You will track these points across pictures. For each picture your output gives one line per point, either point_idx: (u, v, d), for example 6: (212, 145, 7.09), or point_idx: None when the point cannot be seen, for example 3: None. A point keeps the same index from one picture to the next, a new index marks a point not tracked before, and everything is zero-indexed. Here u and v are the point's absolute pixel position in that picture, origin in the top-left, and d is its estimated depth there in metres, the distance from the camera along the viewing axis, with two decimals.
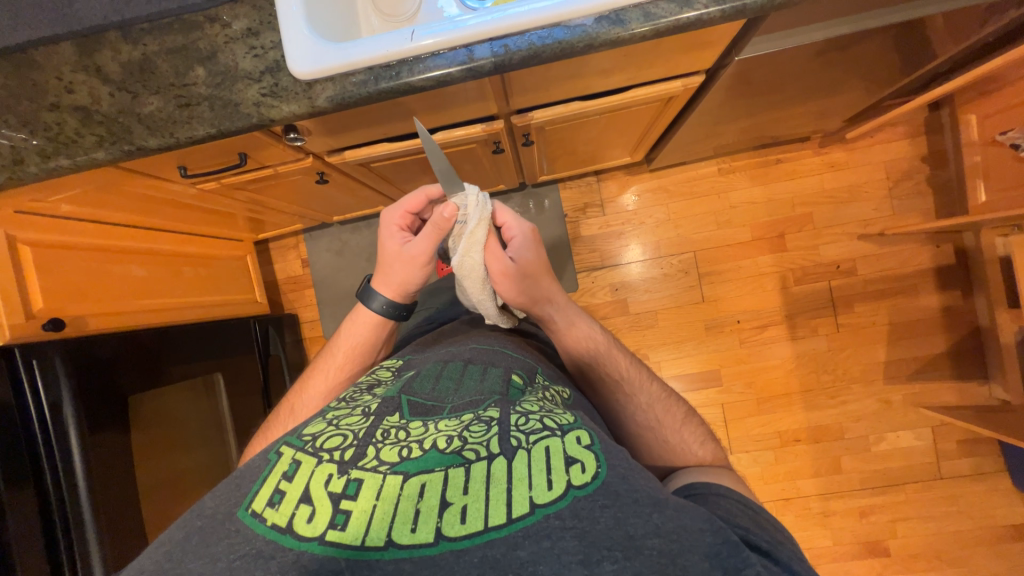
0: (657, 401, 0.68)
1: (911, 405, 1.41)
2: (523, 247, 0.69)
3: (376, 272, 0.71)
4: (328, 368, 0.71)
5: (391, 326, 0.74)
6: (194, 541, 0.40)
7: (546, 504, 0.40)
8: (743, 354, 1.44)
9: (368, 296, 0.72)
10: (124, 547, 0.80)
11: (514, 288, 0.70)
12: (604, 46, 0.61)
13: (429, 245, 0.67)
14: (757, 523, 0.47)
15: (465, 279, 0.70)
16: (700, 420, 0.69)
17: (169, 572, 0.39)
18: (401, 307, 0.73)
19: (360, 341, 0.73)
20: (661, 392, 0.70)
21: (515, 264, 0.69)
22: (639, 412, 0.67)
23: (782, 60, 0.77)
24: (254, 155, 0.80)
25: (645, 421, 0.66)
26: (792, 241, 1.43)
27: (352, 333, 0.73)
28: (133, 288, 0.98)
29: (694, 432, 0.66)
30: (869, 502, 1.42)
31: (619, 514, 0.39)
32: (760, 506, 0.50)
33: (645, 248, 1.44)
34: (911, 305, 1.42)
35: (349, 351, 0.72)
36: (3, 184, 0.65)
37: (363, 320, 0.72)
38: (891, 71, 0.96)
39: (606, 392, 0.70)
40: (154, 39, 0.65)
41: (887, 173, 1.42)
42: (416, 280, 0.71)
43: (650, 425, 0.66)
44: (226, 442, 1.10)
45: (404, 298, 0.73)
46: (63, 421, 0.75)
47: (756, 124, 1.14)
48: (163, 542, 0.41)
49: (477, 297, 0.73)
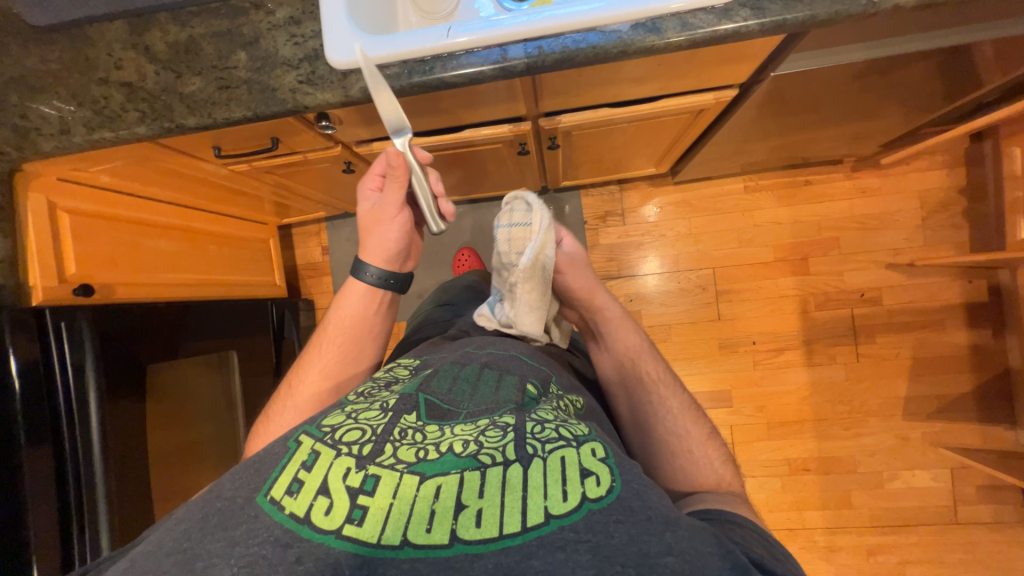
0: (686, 411, 0.68)
1: (930, 443, 1.36)
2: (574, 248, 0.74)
3: (361, 243, 0.72)
4: (321, 343, 0.72)
5: (382, 298, 0.74)
6: (214, 523, 0.41)
7: (561, 515, 0.39)
8: (757, 376, 1.40)
9: (358, 269, 0.73)
10: (130, 514, 0.82)
11: (580, 276, 0.74)
12: (638, 54, 0.61)
13: (400, 196, 0.67)
14: (772, 555, 0.45)
15: (526, 282, 0.69)
16: (722, 441, 0.67)
17: (188, 551, 0.39)
18: (392, 274, 0.73)
19: (351, 314, 0.73)
20: (690, 403, 0.70)
21: (576, 256, 0.73)
22: (665, 425, 0.67)
23: (821, 80, 0.75)
24: (286, 140, 0.82)
25: (672, 427, 0.66)
26: (816, 265, 1.40)
27: (341, 304, 0.74)
28: (159, 261, 1.02)
29: (717, 451, 0.65)
30: (878, 541, 1.37)
31: (634, 530, 0.39)
32: (776, 540, 0.49)
33: (662, 261, 1.43)
34: (937, 340, 1.37)
35: (341, 324, 0.73)
36: (52, 152, 0.69)
37: (354, 293, 0.73)
38: (932, 98, 0.93)
39: (639, 391, 0.71)
40: (201, 22, 0.67)
41: (921, 203, 1.37)
42: (394, 237, 0.71)
43: (677, 431, 0.66)
44: (235, 420, 1.12)
45: (394, 265, 0.73)
46: (84, 386, 0.77)
47: (787, 143, 1.12)
48: (182, 521, 0.42)
49: (535, 300, 0.71)
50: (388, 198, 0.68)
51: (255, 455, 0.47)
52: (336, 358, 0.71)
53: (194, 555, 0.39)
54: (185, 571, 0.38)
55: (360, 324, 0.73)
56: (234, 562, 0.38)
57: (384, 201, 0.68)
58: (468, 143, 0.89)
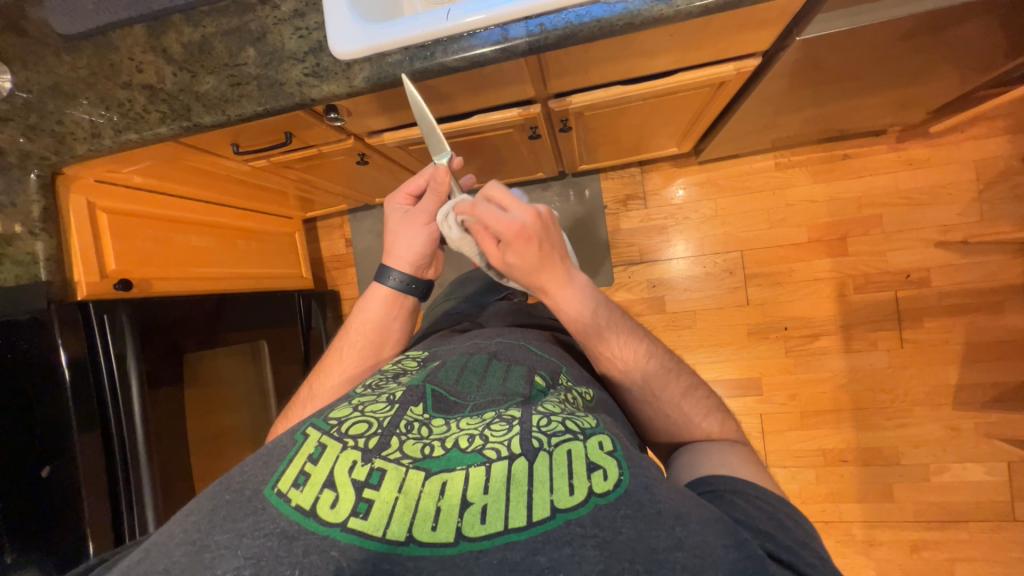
0: (658, 374, 0.63)
1: (983, 434, 1.26)
2: (517, 245, 0.56)
3: (386, 249, 0.73)
4: (341, 349, 0.72)
5: (405, 304, 0.74)
6: (222, 514, 0.42)
7: (567, 512, 0.39)
8: (789, 363, 1.34)
9: (382, 274, 0.73)
10: (172, 492, 0.88)
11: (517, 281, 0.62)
12: (646, 25, 0.58)
13: (433, 206, 0.69)
14: (778, 526, 0.43)
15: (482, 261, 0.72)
16: (709, 391, 0.65)
17: (199, 542, 0.41)
18: (417, 282, 0.74)
19: (372, 320, 0.73)
20: (665, 361, 0.65)
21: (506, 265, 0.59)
22: (635, 388, 0.64)
23: (855, 42, 0.69)
24: (299, 134, 0.83)
25: (640, 396, 0.63)
26: (854, 245, 1.31)
27: (363, 310, 0.74)
28: (192, 257, 1.07)
29: (697, 405, 0.63)
30: (922, 536, 1.29)
31: (642, 526, 0.38)
32: (780, 501, 0.47)
33: (688, 245, 1.38)
34: (994, 323, 1.26)
35: (364, 332, 0.72)
36: (86, 155, 0.74)
37: (377, 298, 0.73)
38: (991, 55, 0.84)
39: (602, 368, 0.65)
40: (212, 21, 0.69)
41: (977, 174, 1.25)
42: (423, 244, 0.72)
43: (647, 400, 0.63)
44: (267, 407, 1.17)
45: (417, 271, 0.74)
46: (126, 372, 0.83)
47: (823, 114, 1.04)
48: (193, 511, 0.44)
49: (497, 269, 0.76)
50: (422, 207, 0.70)
51: (265, 446, 0.48)
52: (358, 364, 0.70)
53: (203, 546, 0.40)
54: (196, 562, 0.39)
55: (379, 331, 0.73)
56: (242, 555, 0.39)
57: (418, 211, 0.71)
58: (477, 129, 0.88)
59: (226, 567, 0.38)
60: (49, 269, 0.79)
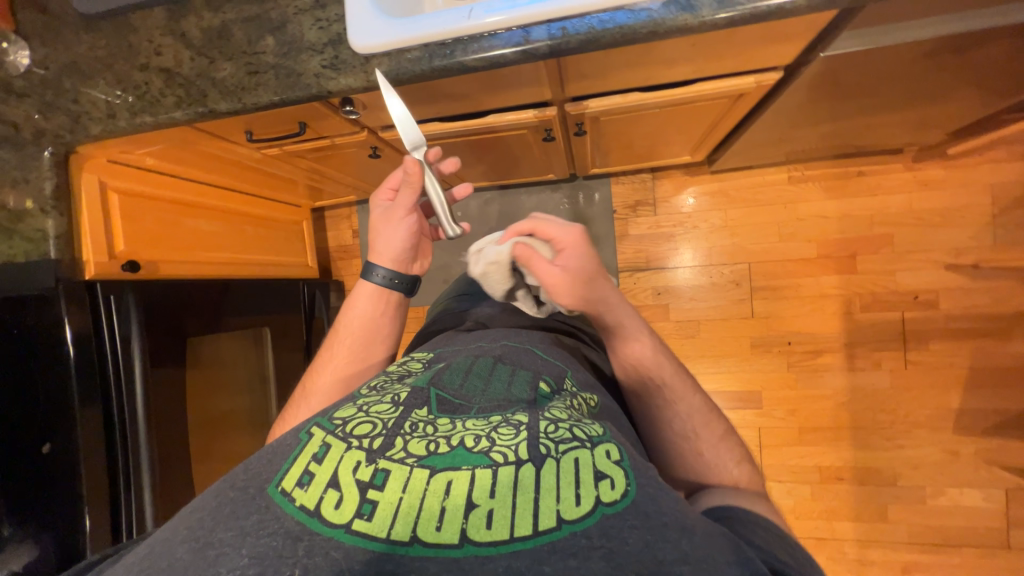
0: (699, 412, 0.66)
1: (983, 460, 1.26)
2: (572, 252, 0.66)
3: (371, 246, 0.74)
4: (332, 345, 0.72)
5: (393, 298, 0.75)
6: (225, 511, 0.42)
7: (574, 520, 0.39)
8: (791, 379, 1.33)
9: (369, 270, 0.74)
10: (170, 474, 0.88)
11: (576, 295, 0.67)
12: (670, 34, 0.58)
13: (410, 199, 0.69)
14: (792, 556, 0.43)
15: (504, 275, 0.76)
16: (740, 441, 0.66)
17: (201, 540, 0.40)
18: (400, 277, 0.74)
19: (361, 314, 0.73)
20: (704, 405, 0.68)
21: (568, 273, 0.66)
22: (676, 419, 0.66)
23: (881, 60, 0.68)
24: (313, 124, 0.83)
25: (681, 430, 0.65)
26: (863, 263, 1.30)
27: (352, 306, 0.74)
28: (200, 241, 1.07)
29: (731, 450, 0.64)
30: (915, 558, 1.29)
31: (649, 536, 0.38)
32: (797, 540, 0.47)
33: (695, 254, 1.37)
34: (1000, 349, 1.25)
35: (353, 327, 0.73)
36: (100, 135, 0.74)
37: (365, 294, 0.74)
38: (1015, 79, 0.82)
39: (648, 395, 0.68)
40: (232, 8, 0.69)
41: (993, 198, 1.24)
42: (403, 239, 0.72)
43: (686, 433, 0.65)
44: (267, 394, 1.18)
45: (401, 266, 0.74)
46: (130, 353, 0.83)
47: (840, 130, 1.03)
48: (197, 509, 0.44)
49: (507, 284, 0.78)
50: (399, 201, 0.70)
51: (270, 444, 0.48)
52: (348, 358, 0.70)
53: (206, 543, 0.40)
54: (199, 558, 0.39)
55: (368, 325, 0.73)
56: (245, 553, 0.39)
57: (396, 206, 0.71)
58: (492, 129, 0.87)
59: (228, 566, 0.38)
60: (57, 246, 0.79)
